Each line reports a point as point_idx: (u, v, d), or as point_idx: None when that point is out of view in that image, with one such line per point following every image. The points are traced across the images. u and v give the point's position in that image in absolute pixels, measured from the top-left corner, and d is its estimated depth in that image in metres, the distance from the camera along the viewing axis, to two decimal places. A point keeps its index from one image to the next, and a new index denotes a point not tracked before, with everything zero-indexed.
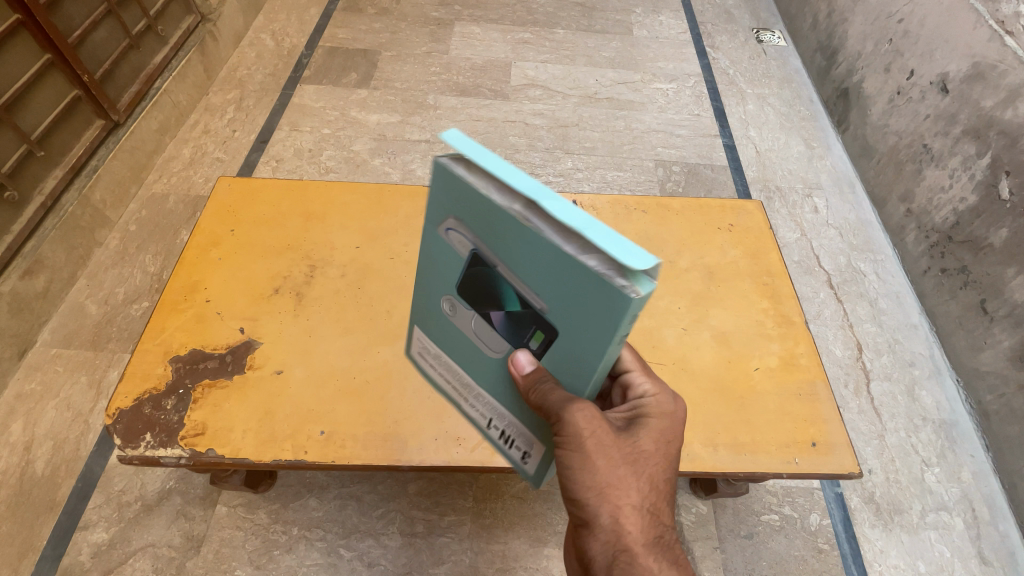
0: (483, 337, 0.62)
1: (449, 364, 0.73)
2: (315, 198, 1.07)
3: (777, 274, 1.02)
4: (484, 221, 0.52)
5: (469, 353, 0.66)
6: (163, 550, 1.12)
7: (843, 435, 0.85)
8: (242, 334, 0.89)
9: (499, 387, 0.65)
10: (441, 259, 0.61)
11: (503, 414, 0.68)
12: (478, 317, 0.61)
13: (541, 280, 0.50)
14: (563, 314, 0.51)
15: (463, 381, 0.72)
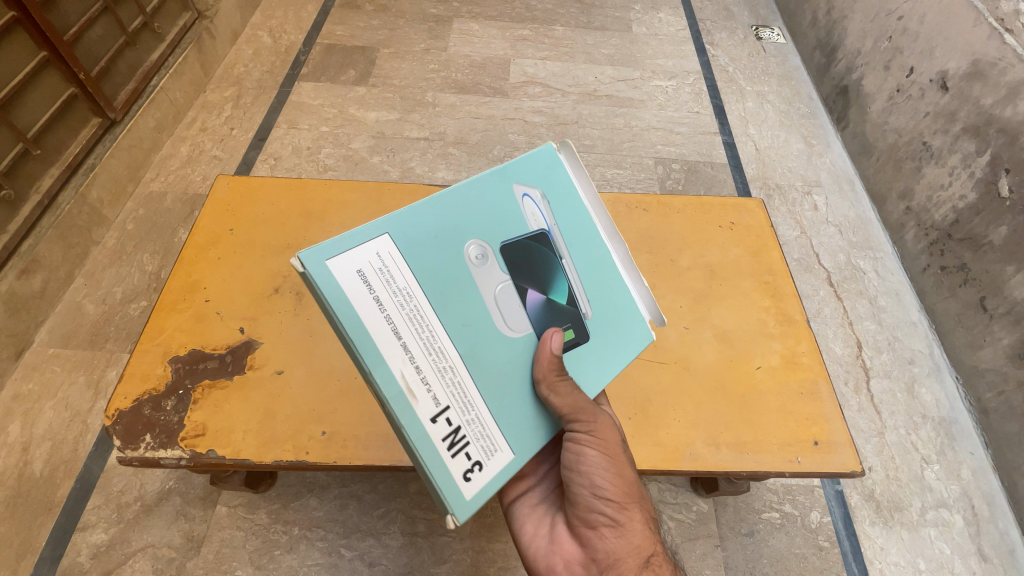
0: (504, 310, 0.58)
1: (415, 312, 0.52)
2: (314, 197, 1.06)
3: (778, 272, 1.02)
4: (579, 226, 0.65)
5: (469, 312, 0.55)
6: (163, 551, 1.12)
7: (845, 434, 0.85)
8: (242, 334, 0.88)
9: (487, 369, 0.56)
10: (503, 216, 0.60)
11: (471, 405, 0.54)
12: (511, 287, 0.59)
13: (600, 289, 0.66)
14: (600, 320, 0.65)
15: (423, 336, 0.52)
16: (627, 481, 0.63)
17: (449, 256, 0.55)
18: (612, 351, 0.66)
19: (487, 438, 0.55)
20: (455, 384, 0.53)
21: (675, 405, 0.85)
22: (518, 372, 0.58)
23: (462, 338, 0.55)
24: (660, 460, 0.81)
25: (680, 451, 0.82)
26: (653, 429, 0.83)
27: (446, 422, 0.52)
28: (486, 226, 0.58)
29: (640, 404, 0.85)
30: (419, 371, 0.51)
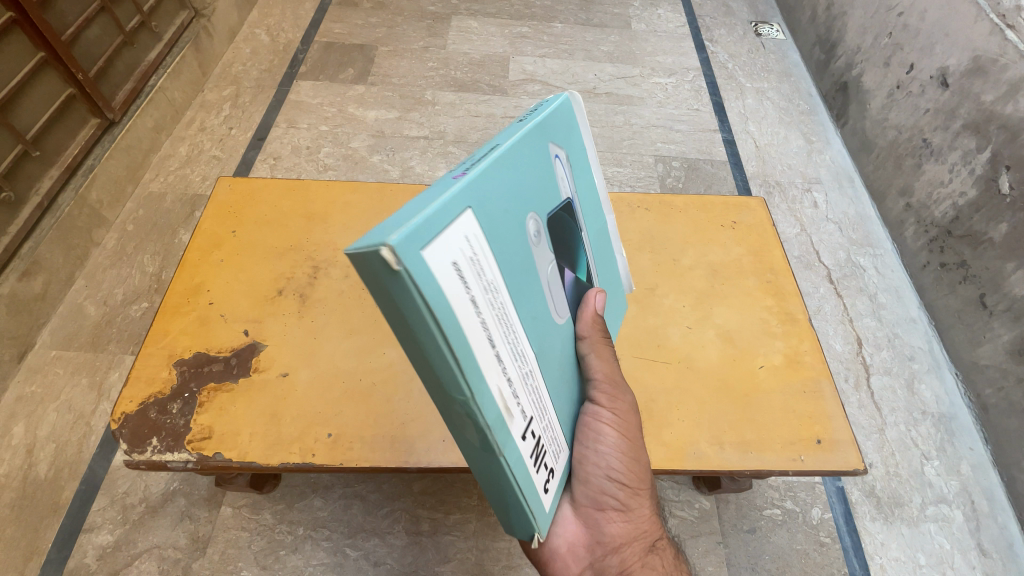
0: (553, 298, 0.52)
1: (502, 313, 0.41)
2: (316, 199, 1.06)
3: (780, 271, 1.02)
4: (594, 194, 0.65)
5: (535, 306, 0.48)
6: (169, 551, 1.12)
7: (848, 433, 0.85)
8: (246, 337, 0.88)
9: (545, 366, 0.51)
10: (549, 181, 0.52)
11: (544, 410, 0.51)
12: (557, 269, 0.53)
13: (608, 258, 0.69)
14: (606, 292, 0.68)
15: (509, 341, 0.42)
16: (642, 468, 0.63)
17: (518, 235, 0.44)
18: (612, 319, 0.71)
19: (552, 437, 0.53)
20: (533, 390, 0.47)
21: (679, 405, 0.86)
22: (562, 356, 0.56)
23: (532, 334, 0.47)
24: (665, 459, 0.81)
25: (684, 450, 0.82)
26: (657, 429, 0.84)
27: (533, 437, 0.48)
28: (540, 194, 0.49)
29: (644, 404, 0.85)
30: (512, 387, 0.43)
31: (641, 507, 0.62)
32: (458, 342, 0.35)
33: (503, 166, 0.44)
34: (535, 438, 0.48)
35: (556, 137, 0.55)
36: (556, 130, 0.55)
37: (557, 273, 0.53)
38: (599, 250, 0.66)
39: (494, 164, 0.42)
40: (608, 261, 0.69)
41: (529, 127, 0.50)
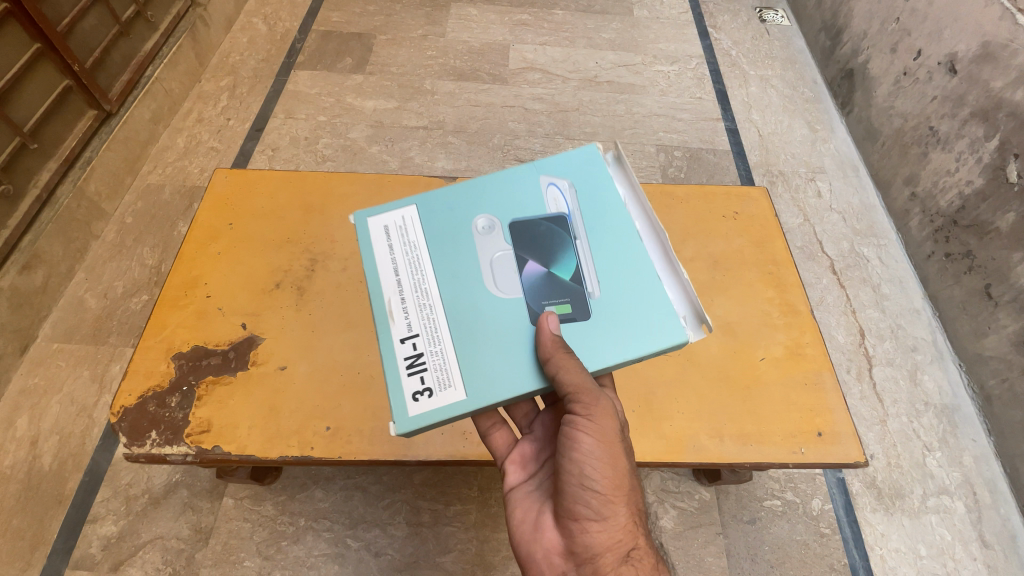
0: (498, 275, 0.64)
1: (416, 262, 0.64)
2: (313, 190, 1.05)
3: (782, 262, 1.01)
4: (614, 220, 0.68)
5: (461, 270, 0.64)
6: (172, 542, 1.13)
7: (849, 425, 0.85)
8: (244, 330, 0.88)
9: (467, 318, 0.61)
10: (528, 196, 0.69)
11: (438, 340, 0.60)
12: (512, 256, 0.65)
13: (618, 281, 0.64)
14: (606, 306, 0.63)
15: (416, 280, 0.63)
16: (608, 476, 0.60)
17: (459, 223, 0.67)
18: (615, 336, 0.61)
19: (440, 375, 0.58)
20: (427, 320, 0.61)
21: (678, 397, 0.85)
22: (499, 329, 0.61)
23: (442, 285, 0.63)
24: (664, 451, 0.81)
25: (683, 443, 0.82)
26: (656, 421, 0.83)
27: (414, 348, 0.60)
28: (510, 207, 0.68)
29: (643, 396, 0.85)
30: (403, 304, 0.62)
31: (609, 517, 0.59)
32: (377, 261, 0.65)
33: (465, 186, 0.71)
34: (416, 354, 0.59)
35: (559, 171, 0.71)
36: (561, 165, 0.72)
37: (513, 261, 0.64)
38: (606, 264, 0.65)
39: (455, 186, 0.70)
40: (625, 278, 0.64)
41: (525, 166, 0.72)
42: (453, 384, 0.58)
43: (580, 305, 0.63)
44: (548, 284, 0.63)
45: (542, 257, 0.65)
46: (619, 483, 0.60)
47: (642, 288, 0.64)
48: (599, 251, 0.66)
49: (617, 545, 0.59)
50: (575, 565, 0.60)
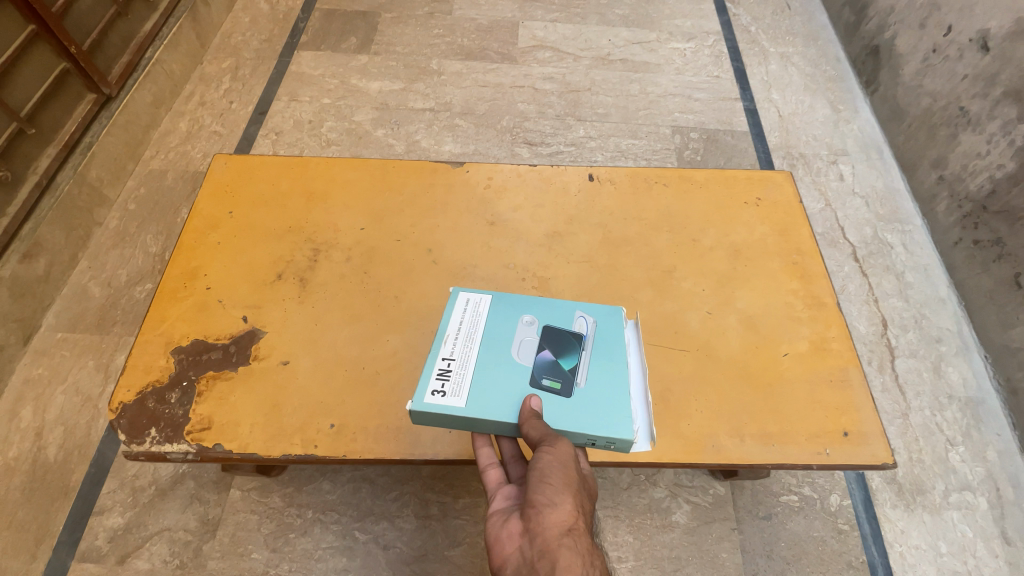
0: (523, 346, 0.73)
1: (474, 323, 0.76)
2: (316, 177, 1.01)
3: (808, 252, 0.96)
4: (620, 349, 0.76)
5: (497, 341, 0.74)
6: (179, 534, 1.13)
7: (877, 425, 0.81)
8: (245, 323, 0.85)
9: (489, 365, 0.71)
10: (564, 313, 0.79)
11: (465, 369, 0.70)
12: (534, 343, 0.74)
13: (602, 385, 0.71)
14: (589, 391, 0.70)
15: (470, 334, 0.74)
16: (551, 465, 0.57)
17: (514, 312, 0.77)
18: (586, 415, 0.68)
19: (457, 384, 0.69)
20: (465, 351, 0.72)
21: (697, 394, 0.81)
22: (507, 382, 0.69)
23: (485, 343, 0.73)
24: (682, 452, 0.77)
25: (702, 442, 0.78)
26: (674, 420, 0.79)
27: (447, 364, 0.71)
28: (552, 314, 0.78)
29: (661, 394, 0.81)
30: (456, 339, 0.73)
31: (557, 498, 0.54)
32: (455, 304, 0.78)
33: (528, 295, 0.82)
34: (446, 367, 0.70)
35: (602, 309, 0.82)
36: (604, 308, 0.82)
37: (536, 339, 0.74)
38: (600, 369, 0.72)
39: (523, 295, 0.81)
40: (609, 383, 0.71)
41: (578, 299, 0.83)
42: (458, 395, 0.68)
43: (567, 385, 0.70)
44: (549, 365, 0.71)
45: (554, 344, 0.74)
46: (571, 470, 0.57)
47: (617, 393, 0.70)
48: (595, 361, 0.73)
49: (569, 526, 0.52)
50: (529, 543, 0.52)
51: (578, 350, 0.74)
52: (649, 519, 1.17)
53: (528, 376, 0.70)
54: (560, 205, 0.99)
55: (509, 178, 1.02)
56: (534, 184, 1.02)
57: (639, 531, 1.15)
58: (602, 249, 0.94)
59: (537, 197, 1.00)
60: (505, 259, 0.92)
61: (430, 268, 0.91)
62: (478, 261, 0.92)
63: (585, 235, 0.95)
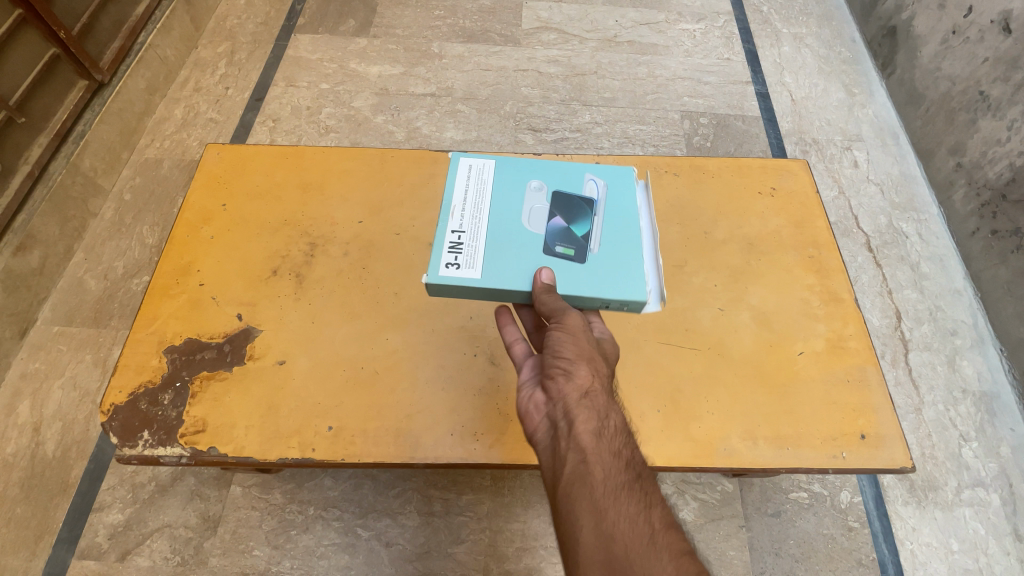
0: (533, 215, 0.74)
1: (483, 195, 0.75)
2: (312, 167, 0.98)
3: (824, 245, 0.92)
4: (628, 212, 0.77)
5: (509, 210, 0.74)
6: (180, 530, 1.12)
7: (895, 427, 0.77)
8: (240, 321, 0.82)
9: (502, 231, 0.72)
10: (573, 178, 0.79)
11: (478, 239, 0.71)
12: (547, 212, 0.75)
13: (613, 247, 0.73)
14: (597, 258, 0.71)
15: (479, 206, 0.74)
16: (564, 339, 0.60)
17: (522, 181, 0.78)
18: (596, 277, 0.70)
19: (470, 256, 0.69)
20: (476, 221, 0.72)
21: (708, 395, 0.78)
22: (522, 252, 0.70)
23: (496, 213, 0.74)
24: (692, 455, 0.74)
25: (713, 445, 0.75)
26: (684, 422, 0.76)
27: (457, 237, 0.71)
28: (562, 181, 0.78)
29: (670, 394, 0.78)
30: (466, 208, 0.74)
31: (573, 367, 0.57)
32: (458, 169, 0.78)
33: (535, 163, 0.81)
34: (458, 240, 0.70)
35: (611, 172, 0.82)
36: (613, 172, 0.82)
37: (546, 208, 0.75)
38: (612, 236, 0.74)
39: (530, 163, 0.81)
40: (620, 245, 0.73)
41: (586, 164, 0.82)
42: (475, 264, 0.69)
43: (581, 252, 0.71)
44: (563, 231, 0.73)
45: (564, 213, 0.75)
46: (584, 347, 0.59)
47: (628, 258, 0.72)
48: (607, 227, 0.75)
49: (586, 397, 0.55)
50: (555, 413, 0.56)
51: (588, 217, 0.75)
52: None
53: (541, 243, 0.71)
54: None
55: None
56: None
57: None
58: None
59: None
60: None
61: (431, 263, 0.87)
62: None
63: None
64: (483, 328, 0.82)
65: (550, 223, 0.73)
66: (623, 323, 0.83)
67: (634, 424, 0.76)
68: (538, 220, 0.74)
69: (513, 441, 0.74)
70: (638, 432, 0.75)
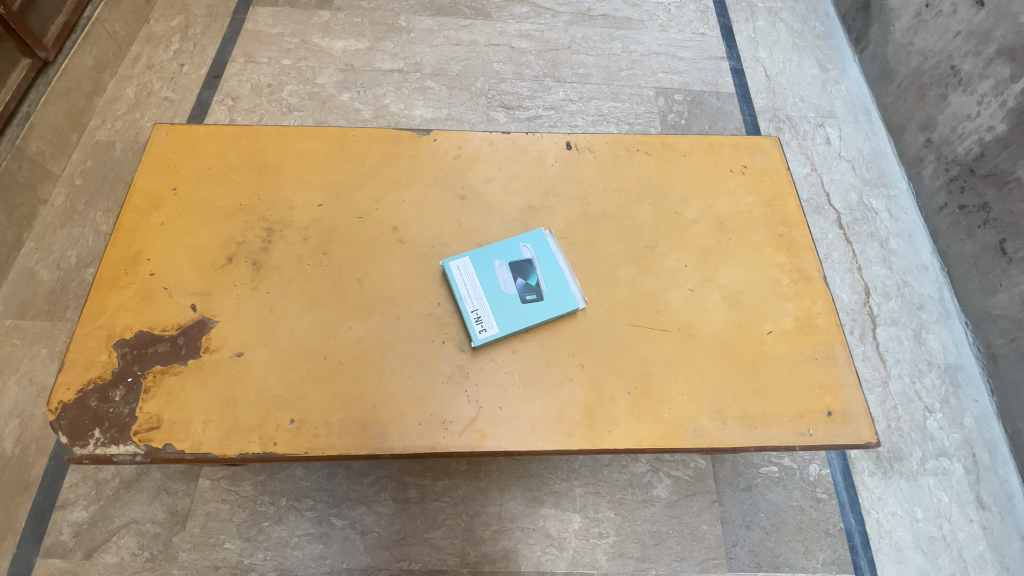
0: (508, 283, 0.81)
1: (468, 282, 0.80)
2: (268, 148, 0.93)
3: (795, 223, 0.92)
4: (555, 246, 0.85)
5: (490, 286, 0.80)
6: (148, 526, 1.09)
7: (861, 403, 0.78)
8: (194, 312, 0.79)
9: (498, 303, 0.79)
10: (512, 241, 0.84)
11: (486, 314, 0.78)
12: (508, 277, 0.81)
13: (557, 276, 0.82)
14: (558, 283, 0.81)
15: (470, 291, 0.80)
16: None
17: (482, 259, 0.82)
18: (568, 297, 0.80)
19: (488, 321, 0.78)
20: (478, 305, 0.79)
21: (679, 376, 0.77)
22: (515, 308, 0.79)
23: (485, 293, 0.80)
24: (662, 437, 0.74)
25: (683, 426, 0.74)
26: (655, 403, 0.76)
27: (476, 315, 0.78)
28: (505, 247, 0.84)
29: (640, 376, 0.77)
30: (463, 300, 0.79)
31: None
32: (442, 276, 0.82)
33: (477, 239, 0.86)
34: (477, 318, 0.78)
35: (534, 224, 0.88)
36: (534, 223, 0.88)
37: (506, 269, 0.82)
38: (552, 270, 0.82)
39: (482, 245, 0.85)
40: (560, 275, 0.82)
41: (519, 230, 0.87)
42: (495, 329, 0.77)
43: (541, 292, 0.80)
44: (526, 285, 0.81)
45: (519, 269, 0.82)
46: None
47: (570, 280, 0.82)
48: (547, 263, 0.83)
49: None
50: None
51: (533, 267, 0.82)
52: (631, 495, 1.15)
53: (517, 298, 0.80)
54: (535, 176, 0.92)
55: (480, 147, 0.94)
56: (507, 153, 0.94)
57: (620, 506, 1.14)
58: (580, 224, 0.88)
59: (511, 167, 0.93)
60: (476, 236, 0.86)
61: (396, 248, 0.84)
62: (448, 239, 0.85)
63: (562, 210, 0.89)
64: (450, 315, 0.79)
65: (516, 284, 0.81)
66: (593, 305, 0.81)
67: (605, 407, 0.75)
68: (508, 284, 0.81)
69: (484, 428, 0.72)
70: (609, 415, 0.74)
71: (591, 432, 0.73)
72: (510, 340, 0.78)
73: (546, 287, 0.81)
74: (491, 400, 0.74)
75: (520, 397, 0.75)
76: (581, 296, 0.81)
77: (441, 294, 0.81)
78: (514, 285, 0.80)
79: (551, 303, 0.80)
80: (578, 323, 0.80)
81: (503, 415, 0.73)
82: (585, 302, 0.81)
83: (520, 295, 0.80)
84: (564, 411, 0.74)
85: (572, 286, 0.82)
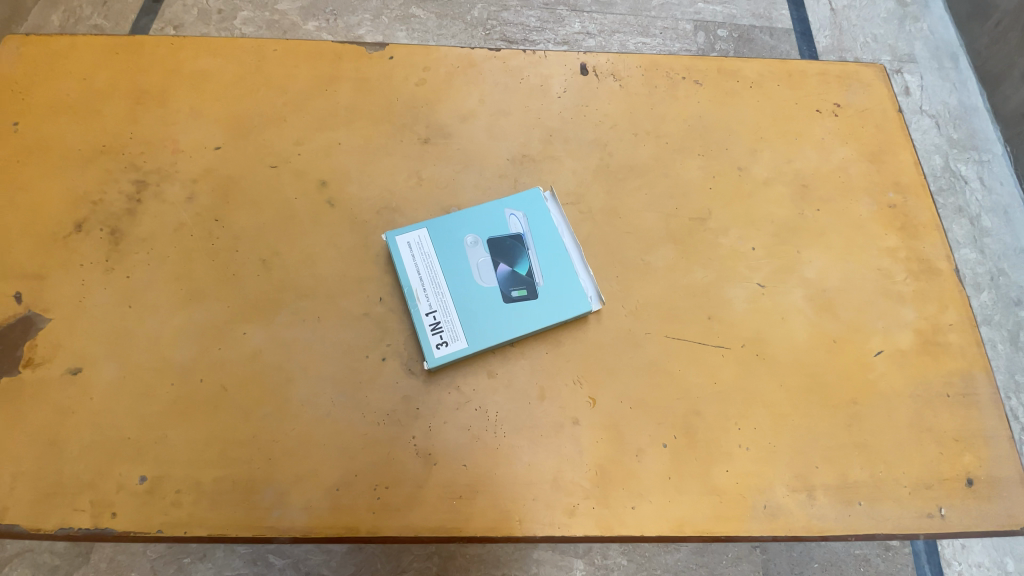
0: (485, 271, 0.53)
1: (428, 268, 0.53)
2: (151, 67, 0.64)
3: (911, 188, 0.63)
4: (558, 218, 0.57)
5: (460, 277, 0.53)
6: (45, 558, 0.86)
7: (1015, 467, 0.52)
8: (18, 305, 0.53)
9: (469, 302, 0.52)
10: (497, 210, 0.56)
11: (451, 318, 0.51)
12: (488, 263, 0.54)
13: (560, 264, 0.54)
14: (560, 273, 0.54)
15: (430, 282, 0.53)
16: None
17: (451, 235, 0.55)
18: (574, 295, 0.53)
19: (451, 331, 0.51)
20: (440, 305, 0.52)
21: (741, 420, 0.50)
22: (495, 310, 0.52)
23: (452, 287, 0.52)
24: (714, 519, 0.47)
25: (747, 501, 0.48)
26: (704, 463, 0.49)
27: (435, 320, 0.51)
28: (487, 218, 0.56)
29: (683, 419, 0.50)
30: (417, 297, 0.52)
31: None
32: (392, 257, 0.55)
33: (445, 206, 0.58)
34: (435, 325, 0.51)
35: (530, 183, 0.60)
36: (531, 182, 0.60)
37: (485, 251, 0.54)
38: (554, 254, 0.55)
39: (454, 212, 0.57)
40: (564, 262, 0.55)
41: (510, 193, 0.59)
42: (462, 342, 0.50)
43: (535, 287, 0.53)
44: (514, 275, 0.53)
45: (504, 250, 0.54)
46: None
47: (578, 270, 0.54)
48: (546, 244, 0.55)
49: None
50: None
51: (525, 249, 0.55)
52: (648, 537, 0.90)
53: (498, 295, 0.52)
54: (533, 112, 0.63)
55: (456, 68, 0.65)
56: (494, 78, 0.65)
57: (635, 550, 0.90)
58: (598, 184, 0.60)
59: (500, 99, 0.64)
60: (444, 200, 0.59)
61: (322, 215, 0.57)
62: (402, 203, 0.58)
63: (572, 162, 0.61)
64: (396, 318, 0.52)
65: (498, 274, 0.53)
66: (613, 307, 0.54)
67: (627, 469, 0.48)
68: (487, 274, 0.53)
69: (436, 497, 0.47)
70: (632, 483, 0.48)
71: (603, 508, 0.47)
72: (484, 358, 0.51)
73: (542, 280, 0.53)
74: (452, 453, 0.48)
75: (496, 449, 0.48)
76: (595, 293, 0.54)
77: (384, 285, 0.54)
78: (495, 276, 0.53)
79: (549, 304, 0.52)
80: (589, 336, 0.52)
81: (468, 479, 0.48)
82: (600, 304, 0.53)
83: (504, 290, 0.53)
84: (563, 473, 0.48)
85: (581, 280, 0.54)
